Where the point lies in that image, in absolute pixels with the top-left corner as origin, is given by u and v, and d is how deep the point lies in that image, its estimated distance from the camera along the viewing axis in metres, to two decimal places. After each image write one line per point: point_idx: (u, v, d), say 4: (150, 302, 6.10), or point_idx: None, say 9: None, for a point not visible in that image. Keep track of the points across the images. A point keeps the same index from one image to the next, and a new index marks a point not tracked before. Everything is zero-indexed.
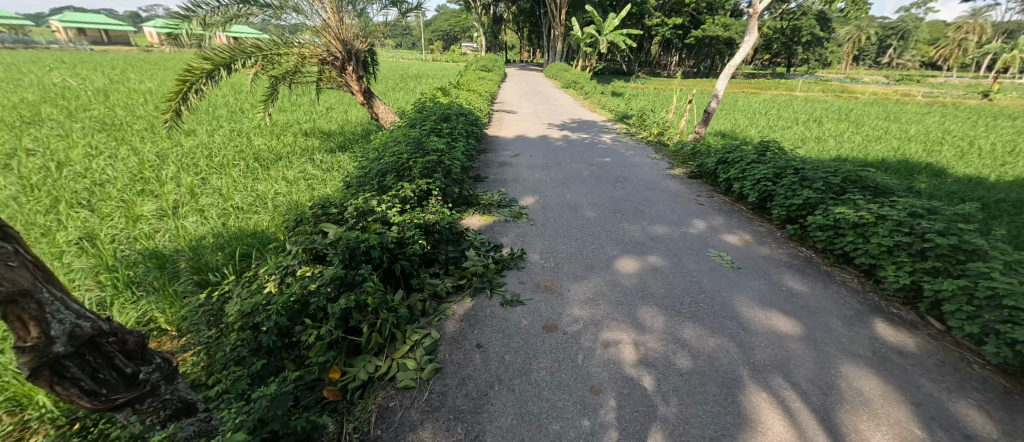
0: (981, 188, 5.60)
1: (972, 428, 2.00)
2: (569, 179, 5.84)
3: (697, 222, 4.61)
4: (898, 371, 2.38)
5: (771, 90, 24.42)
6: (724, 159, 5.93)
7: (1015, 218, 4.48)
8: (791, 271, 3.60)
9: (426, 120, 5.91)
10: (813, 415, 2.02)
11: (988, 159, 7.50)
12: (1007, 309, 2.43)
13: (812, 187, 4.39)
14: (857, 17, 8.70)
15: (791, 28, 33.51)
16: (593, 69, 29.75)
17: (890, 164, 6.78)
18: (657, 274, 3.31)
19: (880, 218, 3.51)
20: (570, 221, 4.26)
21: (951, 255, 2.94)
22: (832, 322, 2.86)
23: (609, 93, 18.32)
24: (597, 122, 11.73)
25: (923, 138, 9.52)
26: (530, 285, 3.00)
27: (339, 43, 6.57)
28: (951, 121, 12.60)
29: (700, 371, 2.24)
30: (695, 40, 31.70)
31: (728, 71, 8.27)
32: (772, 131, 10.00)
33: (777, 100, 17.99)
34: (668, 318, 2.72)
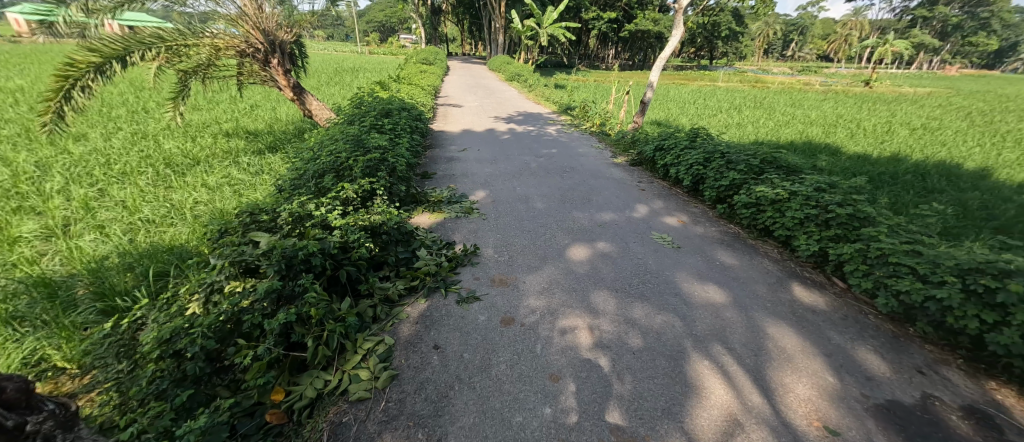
0: (871, 164, 6.46)
1: (873, 370, 2.32)
2: (518, 171, 5.87)
3: (640, 207, 4.85)
4: (815, 328, 2.69)
5: (698, 81, 26.34)
6: (660, 146, 6.29)
7: (895, 188, 5.23)
8: (723, 246, 3.91)
9: (365, 117, 5.61)
10: (748, 375, 2.21)
11: (873, 138, 8.69)
12: (893, 266, 2.83)
13: (736, 169, 4.79)
14: (766, 13, 9.59)
15: (712, 23, 36.27)
16: (534, 62, 30.11)
17: (798, 146, 7.60)
18: (606, 259, 3.43)
19: (793, 194, 3.92)
20: (521, 213, 4.28)
21: (849, 222, 3.36)
22: (760, 290, 3.15)
23: (551, 85, 18.62)
24: (542, 114, 11.87)
25: (824, 122, 10.78)
26: (484, 279, 2.98)
27: (259, 33, 5.98)
28: (844, 106, 14.39)
29: (650, 347, 2.36)
30: (628, 33, 33.19)
31: (659, 64, 8.70)
32: (701, 119, 10.78)
33: (703, 90, 19.48)
34: (619, 300, 2.83)
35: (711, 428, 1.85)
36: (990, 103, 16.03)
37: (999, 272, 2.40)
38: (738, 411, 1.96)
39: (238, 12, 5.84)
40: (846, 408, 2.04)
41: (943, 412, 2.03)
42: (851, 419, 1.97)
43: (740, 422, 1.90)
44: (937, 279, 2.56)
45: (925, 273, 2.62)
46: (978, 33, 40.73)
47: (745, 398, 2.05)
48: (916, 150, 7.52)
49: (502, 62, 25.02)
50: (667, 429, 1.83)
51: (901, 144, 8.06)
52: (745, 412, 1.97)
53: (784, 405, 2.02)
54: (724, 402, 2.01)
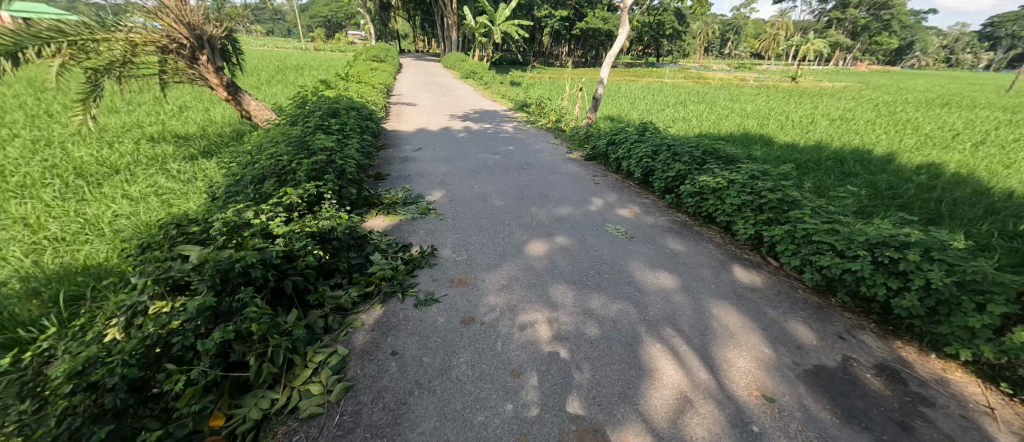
0: (799, 152, 7.08)
1: (801, 339, 2.56)
2: (475, 169, 5.83)
3: (595, 200, 5.00)
4: (753, 305, 2.91)
5: (647, 77, 27.56)
6: (612, 140, 6.51)
7: (819, 174, 5.78)
8: (672, 234, 4.13)
9: (310, 117, 5.31)
10: (696, 354, 2.36)
11: (800, 129, 9.54)
12: (816, 244, 3.13)
13: (681, 160, 5.07)
14: (704, 13, 10.19)
15: (657, 22, 38.03)
16: (489, 59, 30.06)
17: (737, 137, 8.18)
18: (564, 253, 3.51)
19: (731, 182, 4.21)
20: (479, 212, 4.27)
21: (779, 206, 3.67)
22: (705, 273, 3.36)
23: (507, 82, 18.68)
24: (498, 111, 11.87)
25: (759, 114, 11.67)
26: (443, 280, 2.93)
27: (183, 27, 5.45)
28: (776, 100, 15.64)
29: (606, 336, 2.44)
30: (580, 31, 33.96)
31: (609, 61, 8.97)
32: (650, 114, 11.29)
33: (652, 86, 20.42)
34: (576, 292, 2.90)
35: (664, 407, 1.95)
36: (894, 96, 18.16)
37: (899, 245, 2.73)
38: (687, 388, 2.09)
39: (157, 4, 5.24)
40: (780, 376, 2.23)
41: (858, 372, 2.29)
42: (785, 385, 2.16)
43: (689, 399, 2.02)
44: (851, 253, 2.87)
45: (841, 249, 2.93)
46: (881, 34, 45.91)
47: (693, 375, 2.18)
48: (836, 139, 8.34)
49: (456, 59, 24.72)
50: (624, 412, 1.91)
51: (823, 133, 8.91)
52: (694, 388, 2.09)
53: (728, 379, 2.18)
54: (675, 382, 2.13)
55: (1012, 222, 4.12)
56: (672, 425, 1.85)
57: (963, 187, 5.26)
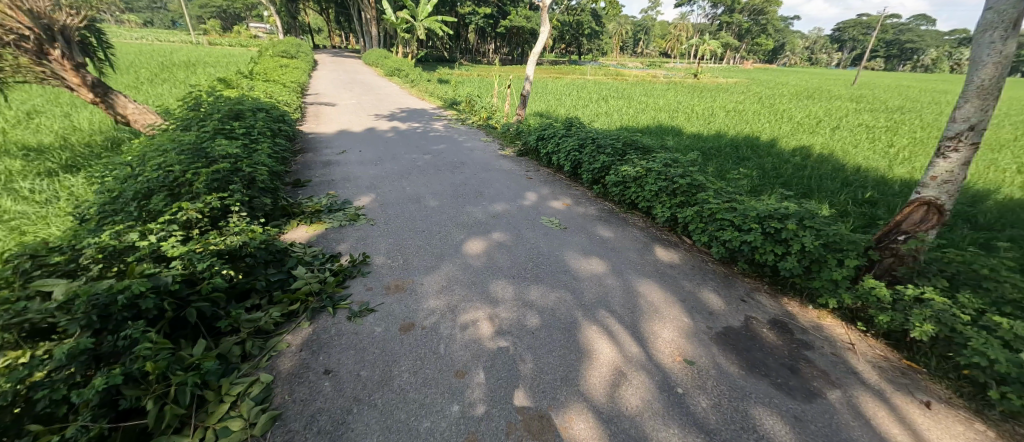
0: (705, 141, 7.93)
1: (713, 306, 2.88)
2: (405, 171, 5.63)
3: (529, 195, 5.12)
4: (673, 281, 3.21)
5: (571, 75, 28.80)
6: (541, 136, 6.71)
7: (722, 159, 6.53)
8: (601, 222, 4.39)
9: (207, 120, 4.70)
10: (628, 330, 2.54)
11: (704, 120, 10.68)
12: (720, 220, 3.54)
13: (604, 152, 5.38)
14: (617, 14, 10.87)
15: (575, 21, 39.85)
16: (414, 56, 29.18)
17: (653, 129, 8.91)
18: (501, 248, 3.55)
19: (649, 170, 4.58)
20: (412, 214, 4.13)
21: (688, 190, 4.07)
22: (632, 255, 3.63)
23: (435, 80, 18.28)
24: (426, 109, 11.56)
25: (670, 108, 12.82)
26: (377, 287, 2.80)
27: (25, 15, 4.44)
28: (683, 95, 17.32)
29: (547, 324, 2.53)
30: (504, 28, 34.37)
31: (533, 59, 9.18)
32: (575, 109, 11.82)
33: (576, 83, 21.39)
34: (515, 286, 2.95)
35: (603, 383, 2.08)
36: (774, 89, 21.15)
37: (781, 216, 3.19)
38: (622, 364, 2.24)
39: None
40: (698, 341, 2.49)
41: (759, 329, 2.64)
42: (703, 348, 2.42)
43: (624, 373, 2.17)
44: (746, 227, 3.28)
45: (739, 224, 3.34)
46: (761, 35, 53.02)
47: (626, 350, 2.35)
48: (733, 128, 9.47)
49: (378, 56, 23.58)
50: (567, 394, 1.99)
51: (723, 124, 10.07)
52: (627, 363, 2.25)
53: (656, 350, 2.38)
54: (611, 359, 2.27)
55: (862, 192, 5.03)
56: (610, 399, 1.98)
57: (828, 165, 6.31)
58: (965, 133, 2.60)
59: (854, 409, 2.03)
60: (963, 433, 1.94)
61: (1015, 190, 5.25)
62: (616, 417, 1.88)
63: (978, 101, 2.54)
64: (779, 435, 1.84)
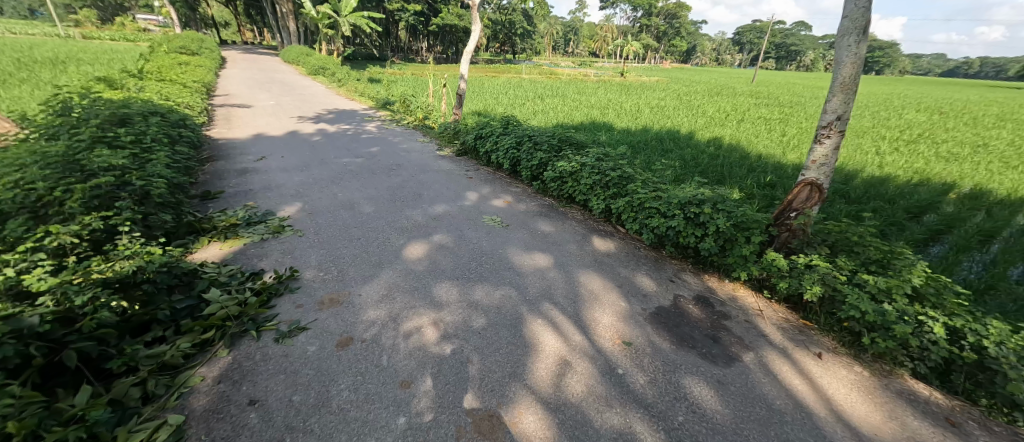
0: (634, 135, 8.47)
1: (646, 289, 3.09)
2: (336, 176, 5.30)
3: (470, 194, 5.09)
4: (611, 269, 3.38)
5: (507, 73, 29.15)
6: (479, 134, 6.69)
7: (649, 152, 7.01)
8: (542, 217, 4.49)
9: (84, 126, 4.02)
10: (571, 321, 2.63)
11: (632, 115, 11.42)
12: (648, 209, 3.79)
13: (541, 149, 5.51)
14: (546, 14, 11.20)
15: (507, 21, 40.38)
16: (340, 54, 27.58)
17: (587, 125, 9.33)
18: (443, 250, 3.49)
19: (583, 164, 4.77)
20: (346, 221, 3.91)
21: (620, 182, 4.31)
22: (572, 247, 3.76)
23: (365, 79, 17.47)
24: (357, 110, 10.99)
25: (601, 105, 13.52)
26: (309, 301, 2.59)
27: None
28: (612, 92, 18.33)
29: (493, 323, 2.54)
30: (436, 26, 33.76)
31: (467, 57, 9.09)
32: (512, 107, 11.99)
33: (512, 81, 21.69)
34: (460, 288, 2.92)
35: (549, 375, 2.13)
36: (690, 87, 23.21)
37: (699, 202, 3.50)
38: (567, 353, 2.31)
39: None
40: (635, 322, 2.66)
41: (686, 306, 2.88)
42: (639, 330, 2.58)
43: (569, 362, 2.24)
44: (670, 214, 3.56)
45: (664, 211, 3.61)
46: (676, 37, 57.78)
47: (570, 340, 2.44)
48: (658, 123, 10.22)
49: (299, 53, 21.92)
50: (515, 390, 2.02)
51: (648, 119, 10.83)
52: (572, 352, 2.33)
53: (597, 336, 2.49)
54: (557, 350, 2.34)
55: (765, 176, 5.71)
56: (557, 390, 2.04)
57: (737, 153, 7.07)
58: (834, 122, 3.05)
59: (765, 368, 2.30)
60: (847, 377, 2.29)
61: (877, 170, 6.29)
62: (563, 405, 1.94)
63: (842, 96, 2.99)
64: (705, 400, 2.03)
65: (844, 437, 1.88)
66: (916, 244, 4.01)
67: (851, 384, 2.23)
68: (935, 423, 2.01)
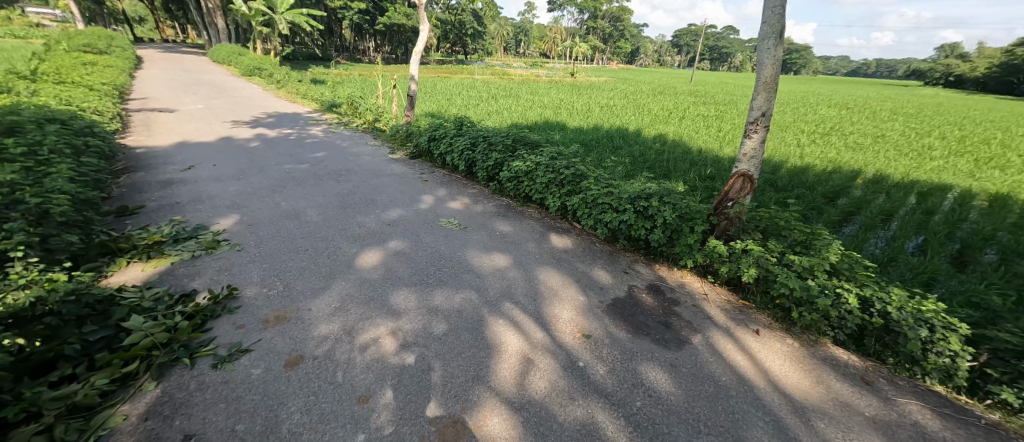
0: (586, 134, 8.72)
1: (603, 282, 3.18)
2: (278, 184, 4.96)
3: (426, 197, 4.98)
4: (569, 265, 3.45)
5: (460, 74, 28.91)
6: (432, 136, 6.57)
7: (601, 149, 7.25)
8: (500, 217, 4.49)
9: None
10: (532, 318, 2.65)
11: (584, 114, 11.77)
12: (601, 205, 3.90)
13: (496, 149, 5.50)
14: (495, 15, 11.26)
15: (457, 21, 40.13)
16: (278, 54, 25.91)
17: (541, 125, 9.48)
18: (399, 256, 3.38)
19: (538, 163, 4.83)
20: (291, 232, 3.66)
21: (573, 179, 4.41)
22: (530, 246, 3.80)
23: (308, 80, 16.57)
24: (300, 113, 10.38)
25: (554, 104, 13.80)
26: (251, 320, 2.38)
27: None
28: (564, 92, 18.79)
29: (454, 327, 2.49)
30: (383, 26, 32.75)
31: (416, 57, 8.87)
32: (466, 108, 11.91)
33: (465, 82, 21.54)
34: (418, 293, 2.84)
35: (512, 375, 2.13)
36: (637, 86, 24.35)
37: (646, 196, 3.67)
38: (529, 351, 2.32)
39: None
40: (593, 315, 2.73)
41: (640, 295, 3.01)
42: (597, 322, 2.65)
43: (531, 360, 2.25)
44: (622, 209, 3.69)
45: (616, 205, 3.74)
46: (620, 39, 60.33)
47: (531, 337, 2.45)
48: (607, 121, 10.61)
49: (231, 53, 20.29)
50: (478, 393, 1.99)
51: (599, 117, 11.22)
52: (534, 349, 2.35)
53: (558, 331, 2.53)
54: (519, 349, 2.35)
55: (706, 169, 6.10)
56: (520, 388, 2.03)
57: (681, 149, 7.51)
58: (760, 118, 3.32)
59: (712, 348, 2.45)
60: (784, 351, 2.49)
61: (800, 160, 6.95)
62: (527, 403, 1.94)
63: (765, 94, 3.26)
64: (660, 383, 2.12)
65: (782, 405, 2.05)
66: (833, 226, 4.49)
67: (785, 356, 2.44)
68: (855, 384, 2.25)
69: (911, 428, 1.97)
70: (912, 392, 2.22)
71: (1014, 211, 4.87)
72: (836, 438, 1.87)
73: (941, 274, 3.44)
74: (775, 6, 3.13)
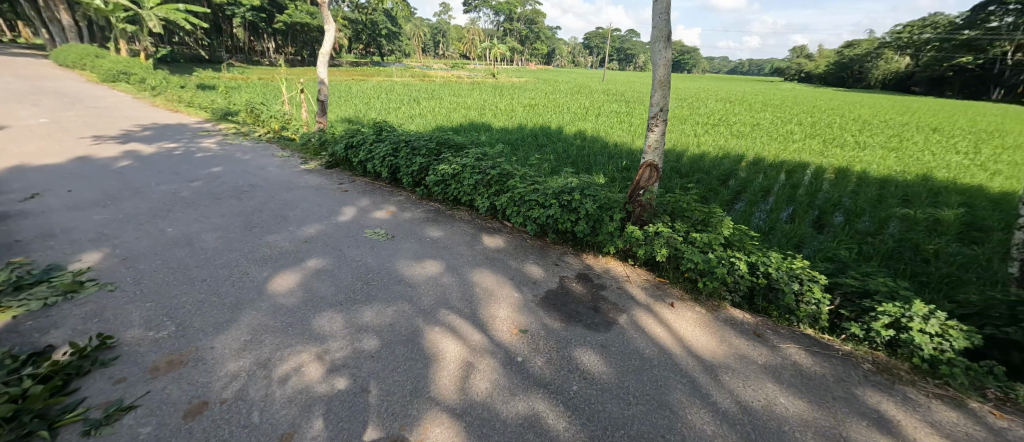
0: (510, 133, 8.89)
1: (535, 276, 3.26)
2: (162, 208, 4.27)
3: (347, 209, 4.66)
4: (503, 264, 3.47)
5: (377, 76, 27.65)
6: (349, 144, 6.17)
7: (526, 148, 7.44)
8: (429, 223, 4.38)
9: None
10: (468, 322, 2.62)
11: (507, 114, 11.98)
12: (528, 202, 3.98)
13: (419, 153, 5.34)
14: (407, 15, 10.94)
15: (368, 21, 38.36)
16: (151, 56, 22.34)
17: (465, 126, 9.45)
18: (320, 275, 3.12)
19: (464, 165, 4.79)
20: (183, 262, 3.17)
21: (500, 179, 4.45)
22: (462, 249, 3.76)
23: (195, 86, 14.59)
24: (187, 124, 9.08)
25: (477, 105, 13.85)
26: (134, 370, 1.96)
27: None
28: (485, 93, 18.98)
29: (387, 341, 2.35)
30: (283, 25, 30.03)
31: (324, 59, 8.26)
32: (386, 112, 11.41)
33: (383, 85, 20.69)
34: (345, 312, 2.64)
35: (453, 381, 2.05)
36: (554, 86, 25.52)
37: (569, 191, 3.84)
38: (468, 355, 2.29)
39: None
40: (528, 310, 2.78)
41: (571, 285, 3.14)
42: (532, 316, 2.71)
43: (471, 363, 2.22)
44: (548, 204, 3.82)
45: (543, 201, 3.85)
46: (535, 40, 62.57)
47: (468, 340, 2.42)
48: (530, 120, 10.93)
49: (86, 55, 17.03)
50: (417, 404, 1.88)
51: (521, 117, 11.51)
52: (472, 352, 2.32)
53: (495, 330, 2.54)
54: (457, 354, 2.29)
55: (622, 161, 6.59)
56: (462, 393, 1.97)
57: (598, 143, 8.02)
58: (659, 113, 3.66)
59: (636, 326, 2.65)
60: (696, 319, 2.78)
61: (698, 148, 7.84)
62: (469, 406, 1.89)
63: (662, 91, 3.60)
64: (593, 365, 2.24)
65: (698, 367, 2.28)
66: (727, 204, 5.14)
67: (696, 323, 2.72)
68: (751, 338, 2.59)
69: (794, 368, 2.32)
70: (792, 338, 2.62)
71: (855, 181, 6.01)
72: (741, 388, 2.13)
73: (807, 237, 4.13)
74: (662, 13, 3.49)
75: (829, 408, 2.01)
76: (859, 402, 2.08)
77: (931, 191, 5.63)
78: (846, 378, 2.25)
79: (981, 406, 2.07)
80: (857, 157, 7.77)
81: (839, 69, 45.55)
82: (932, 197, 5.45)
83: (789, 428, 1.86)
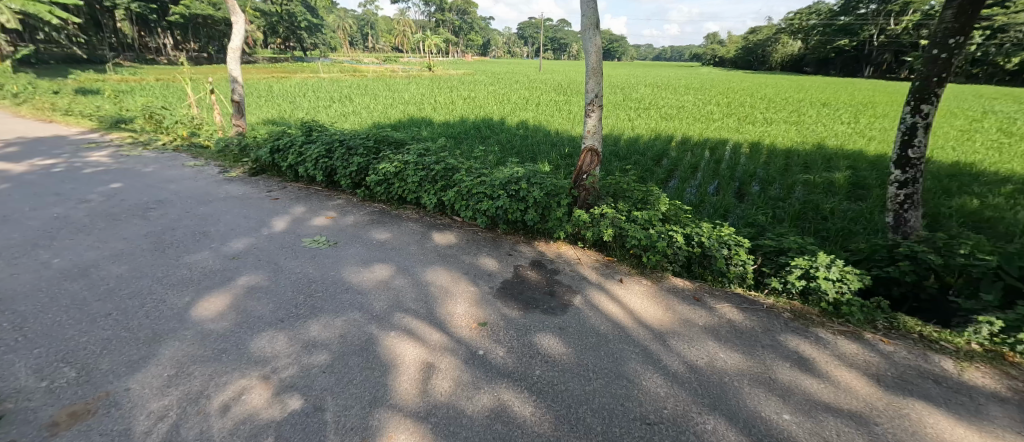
0: (452, 127, 8.72)
1: (491, 269, 3.25)
2: (44, 236, 3.63)
3: (279, 218, 4.30)
4: (456, 259, 3.42)
5: (298, 76, 22.97)
6: (275, 147, 5.68)
7: (470, 141, 7.33)
8: (374, 225, 4.18)
9: None
10: (424, 322, 2.55)
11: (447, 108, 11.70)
12: (477, 195, 3.92)
13: (356, 153, 5.04)
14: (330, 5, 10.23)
15: (282, 12, 35.46)
16: (10, 57, 18.89)
17: (405, 122, 9.11)
18: (255, 292, 2.86)
19: (406, 162, 4.62)
20: (79, 297, 2.72)
21: (445, 174, 4.35)
22: (411, 249, 3.64)
23: (76, 91, 12.62)
24: (69, 135, 7.83)
25: (415, 100, 13.40)
26: (25, 430, 1.65)
27: None
28: (423, 87, 18.35)
29: (339, 354, 2.21)
30: (179, 17, 26.78)
31: (234, 56, 7.44)
32: (316, 111, 10.67)
33: (310, 82, 19.29)
34: (288, 329, 2.45)
35: (414, 385, 1.98)
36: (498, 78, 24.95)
37: (515, 181, 3.86)
38: (426, 356, 2.23)
39: None
40: (485, 303, 2.78)
41: (526, 273, 3.18)
42: (490, 308, 2.71)
43: (431, 363, 2.16)
44: (496, 195, 3.81)
45: (491, 193, 3.82)
46: None
47: (426, 341, 2.36)
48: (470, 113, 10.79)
49: None
50: (378, 413, 1.79)
51: (462, 110, 11.34)
52: (432, 353, 2.26)
53: (453, 328, 2.50)
54: (415, 357, 2.22)
55: (564, 148, 6.76)
56: (425, 395, 1.92)
57: (539, 131, 8.16)
58: (595, 100, 3.79)
59: (590, 305, 2.76)
60: (643, 291, 2.95)
61: (632, 131, 8.29)
62: (434, 407, 1.84)
63: (595, 79, 3.72)
64: (553, 348, 2.29)
65: (648, 335, 2.44)
66: (663, 183, 5.48)
67: (645, 296, 2.89)
68: (691, 303, 2.81)
69: (729, 325, 2.56)
70: (725, 298, 2.88)
71: (767, 154, 6.71)
72: (687, 349, 2.32)
73: (731, 207, 4.55)
74: (590, 1, 3.58)
75: (759, 356, 2.26)
76: (783, 347, 2.33)
77: (827, 158, 6.45)
78: (770, 328, 2.52)
79: (874, 336, 2.43)
80: (767, 131, 8.67)
81: (745, 54, 50.39)
82: (826, 162, 6.25)
83: (727, 378, 2.06)
